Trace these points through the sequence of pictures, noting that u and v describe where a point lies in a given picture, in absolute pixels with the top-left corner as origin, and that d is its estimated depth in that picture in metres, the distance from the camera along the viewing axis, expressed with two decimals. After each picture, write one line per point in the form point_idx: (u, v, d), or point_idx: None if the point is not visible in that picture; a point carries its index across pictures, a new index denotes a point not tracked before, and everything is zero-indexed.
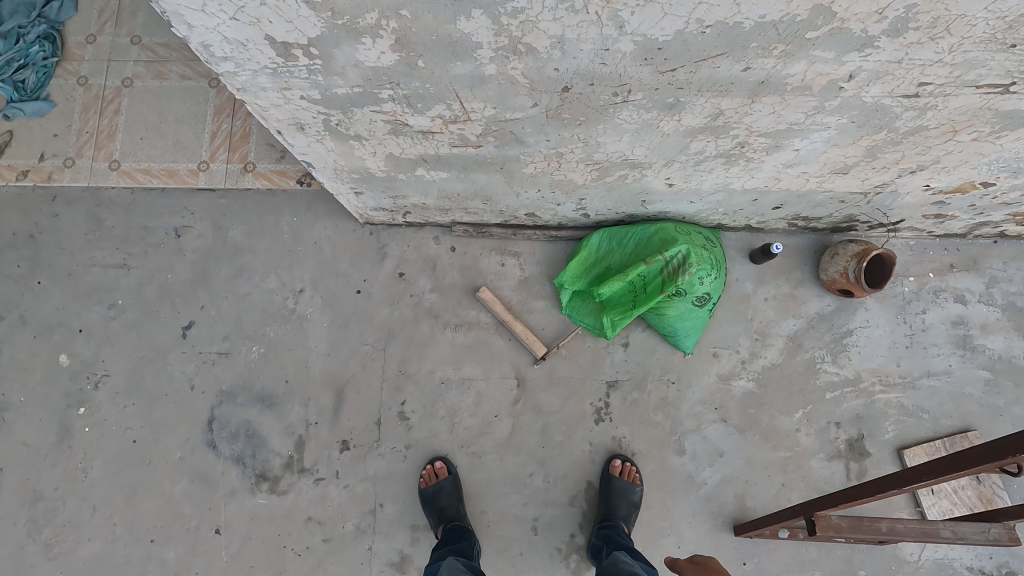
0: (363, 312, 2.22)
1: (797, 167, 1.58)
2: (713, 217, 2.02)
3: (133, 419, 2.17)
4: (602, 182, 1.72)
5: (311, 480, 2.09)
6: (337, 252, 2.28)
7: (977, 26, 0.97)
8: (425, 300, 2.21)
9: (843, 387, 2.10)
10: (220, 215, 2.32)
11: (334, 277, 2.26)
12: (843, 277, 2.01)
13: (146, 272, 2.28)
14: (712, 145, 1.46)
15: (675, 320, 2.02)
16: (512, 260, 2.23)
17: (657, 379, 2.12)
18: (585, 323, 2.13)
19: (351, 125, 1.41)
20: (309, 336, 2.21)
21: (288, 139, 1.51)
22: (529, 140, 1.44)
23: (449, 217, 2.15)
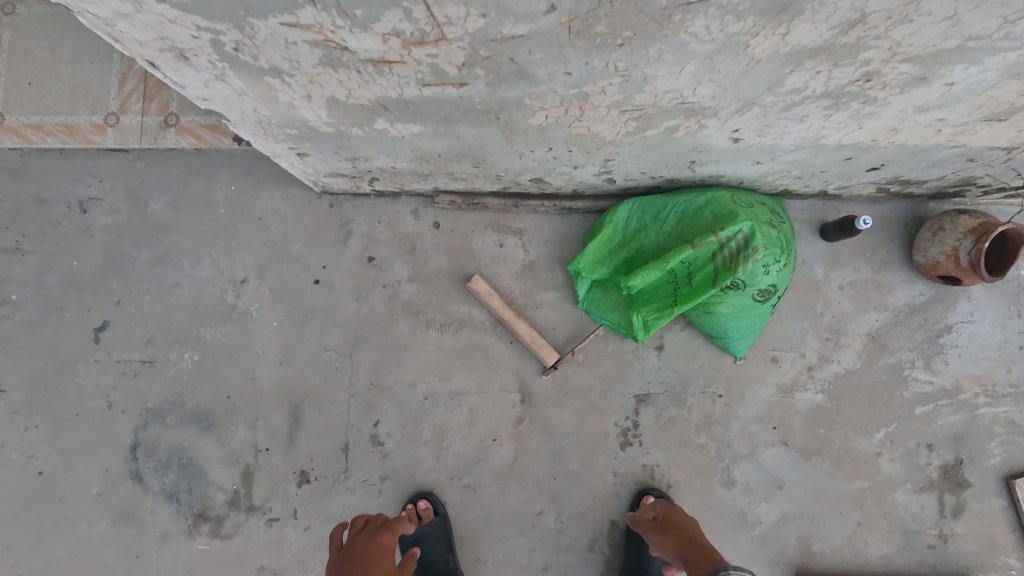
0: (323, 308, 1.74)
1: (933, 110, 1.07)
2: (782, 181, 1.51)
3: (37, 445, 1.72)
4: (639, 136, 1.22)
5: (263, 521, 1.67)
6: (288, 230, 1.77)
7: None
8: (402, 292, 1.73)
9: (938, 399, 1.64)
10: (137, 183, 1.80)
11: (286, 263, 1.76)
12: (949, 262, 1.53)
13: (45, 258, 1.78)
14: (824, 76, 0.96)
15: (726, 320, 1.55)
16: (513, 240, 1.74)
17: (700, 390, 1.67)
18: (607, 320, 1.65)
19: (259, 52, 0.92)
20: (257, 340, 1.74)
21: (172, 74, 1.02)
22: (540, 73, 0.95)
23: (429, 185, 1.64)
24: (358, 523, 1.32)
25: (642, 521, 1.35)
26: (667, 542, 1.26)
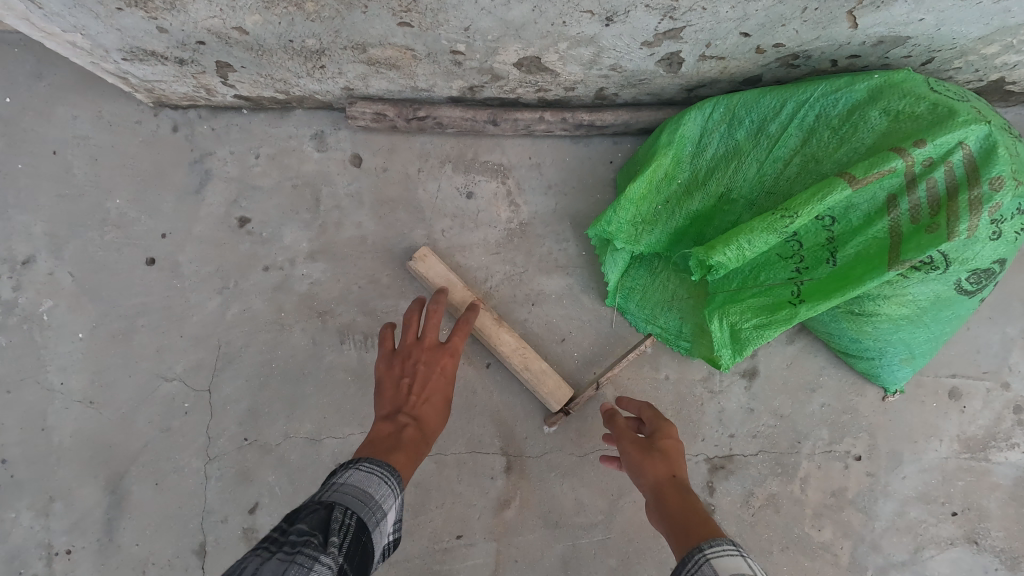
0: (162, 305, 1.00)
1: None
2: (1007, 56, 0.79)
3: None
4: None
5: None
6: (102, 171, 1.02)
7: None
8: (298, 277, 0.99)
9: None
10: None
11: (98, 228, 1.02)
12: None
13: None
14: None
15: (890, 329, 0.82)
16: (489, 185, 1.00)
17: (821, 448, 0.94)
18: (659, 328, 0.93)
19: None
20: (46, 362, 1.00)
21: None
22: None
23: (335, 81, 0.90)
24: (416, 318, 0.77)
25: (611, 419, 0.71)
26: (645, 466, 0.62)
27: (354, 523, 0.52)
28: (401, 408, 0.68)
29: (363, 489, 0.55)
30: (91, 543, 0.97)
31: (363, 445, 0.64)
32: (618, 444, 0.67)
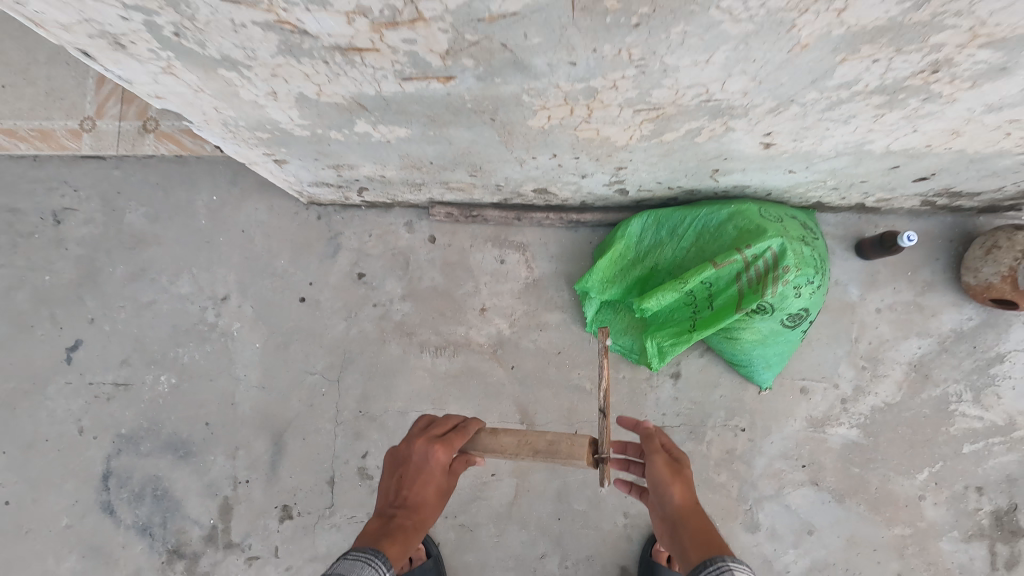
0: (309, 327, 1.60)
1: (1005, 110, 0.90)
2: (813, 192, 1.34)
3: (4, 473, 1.61)
4: (656, 143, 1.07)
5: (241, 559, 1.54)
6: (273, 243, 1.64)
7: None
8: (394, 311, 1.59)
9: (988, 437, 1.47)
10: (113, 193, 1.68)
11: (270, 279, 1.63)
12: (1005, 284, 1.35)
13: (16, 272, 1.67)
14: (877, 70, 0.78)
15: (752, 347, 1.39)
16: (514, 255, 1.59)
17: (721, 423, 1.50)
18: (619, 345, 1.49)
19: (205, 36, 0.75)
20: (236, 362, 1.60)
21: (122, 71, 0.86)
22: (537, 64, 0.79)
23: (424, 196, 1.51)
24: (427, 420, 1.11)
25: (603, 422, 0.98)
26: (676, 490, 0.96)
27: None
28: (391, 505, 1.03)
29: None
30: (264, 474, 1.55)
31: (362, 537, 0.99)
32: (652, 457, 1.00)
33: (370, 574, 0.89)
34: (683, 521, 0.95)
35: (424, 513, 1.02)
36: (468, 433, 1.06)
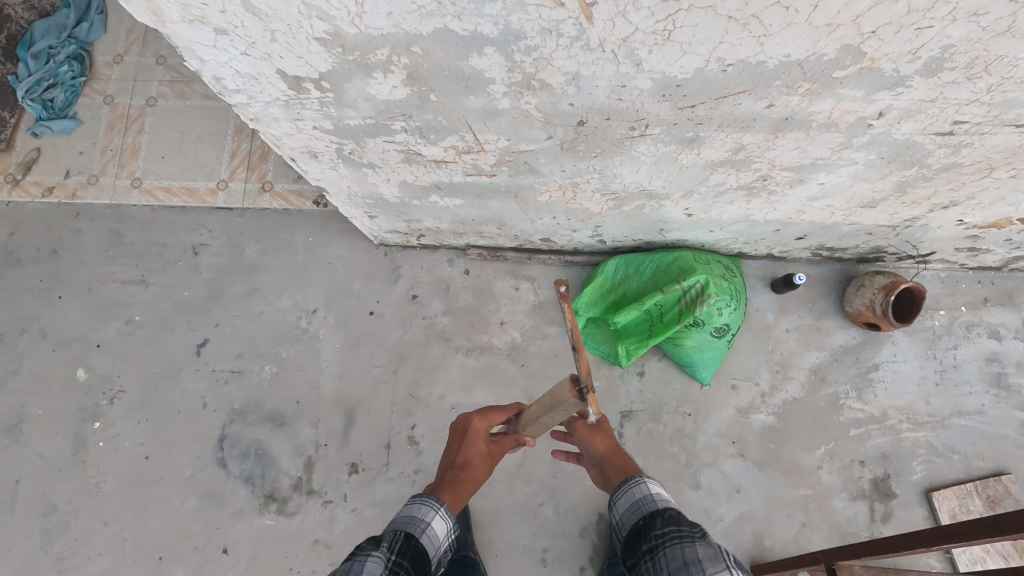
0: (374, 333, 2.19)
1: (821, 200, 1.51)
2: (733, 244, 1.95)
3: (146, 435, 2.19)
4: (617, 211, 1.69)
5: (319, 502, 2.07)
6: (351, 272, 2.25)
7: (1019, 67, 0.91)
8: (438, 323, 2.18)
9: (868, 424, 2.02)
10: (237, 233, 2.32)
11: (348, 298, 2.23)
12: (869, 311, 1.95)
13: (163, 288, 2.29)
14: (733, 178, 1.40)
15: (692, 351, 1.96)
16: (526, 284, 2.19)
17: (673, 409, 2.06)
18: (600, 350, 2.07)
19: (363, 154, 1.39)
20: (320, 357, 2.18)
21: (302, 166, 1.49)
22: (544, 170, 1.41)
23: (463, 241, 2.13)
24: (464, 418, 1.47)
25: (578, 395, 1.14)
26: (600, 443, 1.44)
27: (403, 535, 1.06)
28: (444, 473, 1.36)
29: (418, 516, 1.14)
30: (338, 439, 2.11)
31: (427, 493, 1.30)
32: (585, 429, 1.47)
33: (427, 511, 1.16)
34: (609, 464, 1.39)
35: (472, 472, 1.35)
36: (507, 412, 1.44)
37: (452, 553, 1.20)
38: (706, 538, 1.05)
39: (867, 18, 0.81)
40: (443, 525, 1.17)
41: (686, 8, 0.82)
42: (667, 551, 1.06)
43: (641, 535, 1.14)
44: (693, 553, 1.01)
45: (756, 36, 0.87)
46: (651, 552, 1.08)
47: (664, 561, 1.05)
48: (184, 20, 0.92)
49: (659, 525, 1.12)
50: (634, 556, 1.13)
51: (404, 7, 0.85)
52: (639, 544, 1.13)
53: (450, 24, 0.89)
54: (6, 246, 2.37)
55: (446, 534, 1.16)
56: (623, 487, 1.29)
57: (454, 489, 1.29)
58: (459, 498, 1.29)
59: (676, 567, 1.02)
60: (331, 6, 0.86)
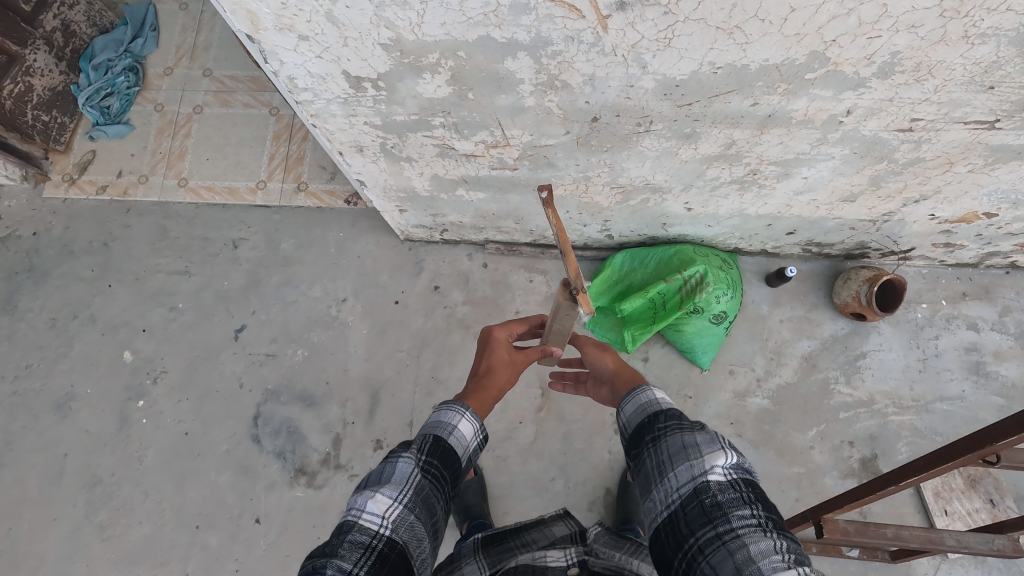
0: (398, 320, 2.36)
1: (806, 194, 1.70)
2: (730, 240, 2.14)
3: (186, 413, 2.33)
4: (624, 205, 1.88)
5: (345, 476, 2.18)
6: (378, 264, 2.44)
7: (956, 70, 1.12)
8: (457, 311, 2.34)
9: (857, 408, 2.15)
10: (273, 229, 2.53)
11: (374, 288, 2.41)
12: (855, 301, 2.12)
13: (205, 278, 2.49)
14: (726, 172, 1.59)
15: (692, 337, 2.12)
16: (539, 277, 2.37)
17: (676, 391, 2.20)
18: (606, 337, 2.21)
19: (403, 148, 1.59)
20: (348, 342, 2.35)
21: (346, 159, 1.70)
22: (561, 164, 1.61)
23: (482, 236, 2.32)
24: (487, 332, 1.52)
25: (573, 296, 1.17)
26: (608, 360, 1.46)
27: (431, 438, 1.16)
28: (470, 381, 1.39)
29: (445, 420, 1.21)
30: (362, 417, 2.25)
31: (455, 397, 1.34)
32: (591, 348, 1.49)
33: (454, 415, 1.22)
34: (619, 379, 1.40)
35: (495, 378, 1.38)
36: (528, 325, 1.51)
37: (484, 448, 1.27)
38: (705, 430, 1.06)
39: (828, 29, 1.03)
40: (470, 427, 1.23)
41: (683, 20, 1.03)
42: (668, 439, 1.07)
43: (643, 429, 1.15)
44: (692, 439, 1.03)
45: (740, 44, 1.08)
46: (653, 441, 1.10)
47: (665, 448, 1.06)
48: (276, 28, 1.13)
49: (661, 420, 1.12)
50: (636, 446, 1.14)
51: (456, 18, 1.06)
52: (641, 436, 1.14)
53: (491, 32, 1.10)
54: (63, 239, 2.58)
55: (472, 435, 1.22)
56: (629, 393, 1.27)
57: (478, 395, 1.33)
58: (482, 403, 1.32)
59: (675, 451, 1.04)
60: (397, 17, 1.07)
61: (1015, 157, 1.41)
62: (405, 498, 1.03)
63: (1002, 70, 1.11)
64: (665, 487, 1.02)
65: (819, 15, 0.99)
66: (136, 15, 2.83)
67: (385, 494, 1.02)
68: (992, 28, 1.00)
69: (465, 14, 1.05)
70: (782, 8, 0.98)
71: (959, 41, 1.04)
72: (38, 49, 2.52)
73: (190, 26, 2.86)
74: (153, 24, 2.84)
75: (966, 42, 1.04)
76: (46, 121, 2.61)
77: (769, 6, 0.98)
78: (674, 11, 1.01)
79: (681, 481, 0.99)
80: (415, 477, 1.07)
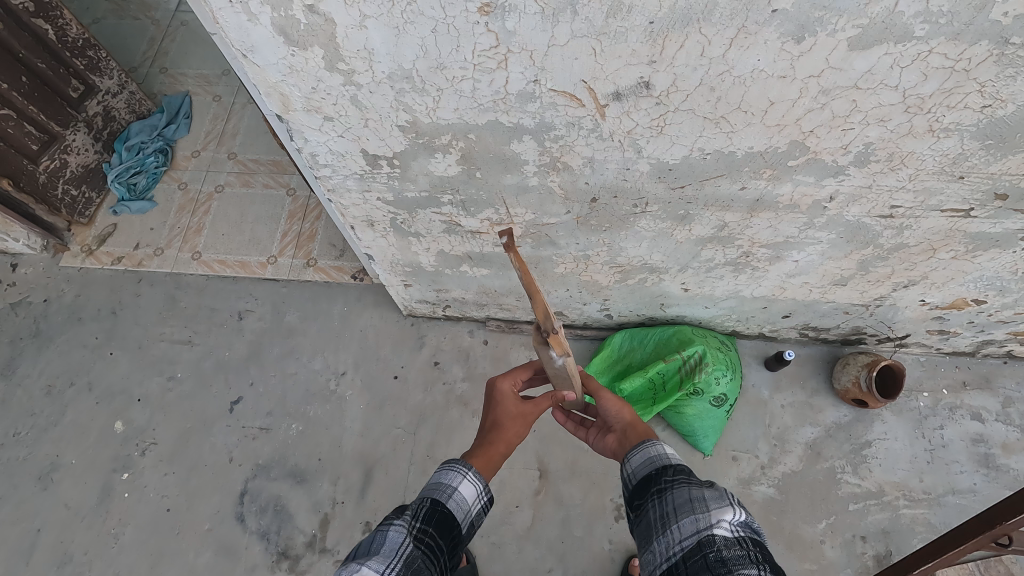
0: (397, 395, 2.34)
1: (798, 277, 1.76)
2: (727, 322, 2.18)
3: (171, 487, 2.24)
4: (623, 284, 1.93)
5: (330, 561, 2.06)
6: (380, 339, 2.46)
7: (926, 161, 1.22)
8: (457, 387, 2.33)
9: (866, 499, 2.06)
10: (280, 301, 2.59)
11: (375, 362, 2.41)
12: (855, 386, 2.11)
13: (208, 348, 2.51)
14: (720, 254, 1.66)
15: (693, 420, 2.09)
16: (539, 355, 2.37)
17: None
18: None
19: (412, 223, 1.68)
20: (345, 417, 2.31)
21: (357, 233, 1.79)
22: (562, 242, 1.68)
23: (484, 313, 2.35)
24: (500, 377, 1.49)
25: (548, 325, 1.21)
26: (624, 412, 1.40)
27: (429, 502, 1.14)
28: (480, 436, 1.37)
29: (445, 482, 1.19)
30: (353, 497, 2.16)
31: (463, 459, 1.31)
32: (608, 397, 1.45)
33: (455, 476, 1.20)
34: (632, 431, 1.34)
35: (503, 433, 1.36)
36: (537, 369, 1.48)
37: (489, 512, 1.23)
38: (713, 486, 1.03)
39: (805, 121, 1.14)
40: (472, 489, 1.20)
41: (673, 110, 1.14)
42: (674, 492, 1.05)
43: (649, 481, 1.13)
44: (699, 493, 1.01)
45: (726, 133, 1.19)
46: (658, 493, 1.08)
47: (670, 500, 1.04)
48: (304, 109, 1.25)
49: (668, 474, 1.10)
50: (640, 498, 1.12)
51: (468, 104, 1.18)
52: (646, 488, 1.12)
53: (499, 118, 1.21)
54: (72, 305, 2.64)
55: (475, 497, 1.19)
56: (639, 446, 1.25)
57: (484, 453, 1.31)
58: (490, 462, 1.29)
59: (681, 504, 1.02)
60: (415, 102, 1.19)
61: (994, 244, 1.49)
62: (393, 570, 0.97)
63: (968, 162, 1.21)
64: (667, 539, 0.99)
65: (796, 108, 1.11)
66: (173, 104, 3.09)
67: (374, 565, 0.97)
68: (953, 123, 1.11)
69: (476, 101, 1.17)
70: (762, 101, 1.10)
71: (926, 134, 1.14)
72: (78, 130, 2.72)
73: (221, 115, 3.09)
74: (187, 112, 3.07)
75: (932, 135, 1.15)
76: (75, 195, 2.76)
77: (751, 100, 1.10)
78: (665, 102, 1.12)
79: (685, 534, 0.97)
80: (407, 545, 1.03)
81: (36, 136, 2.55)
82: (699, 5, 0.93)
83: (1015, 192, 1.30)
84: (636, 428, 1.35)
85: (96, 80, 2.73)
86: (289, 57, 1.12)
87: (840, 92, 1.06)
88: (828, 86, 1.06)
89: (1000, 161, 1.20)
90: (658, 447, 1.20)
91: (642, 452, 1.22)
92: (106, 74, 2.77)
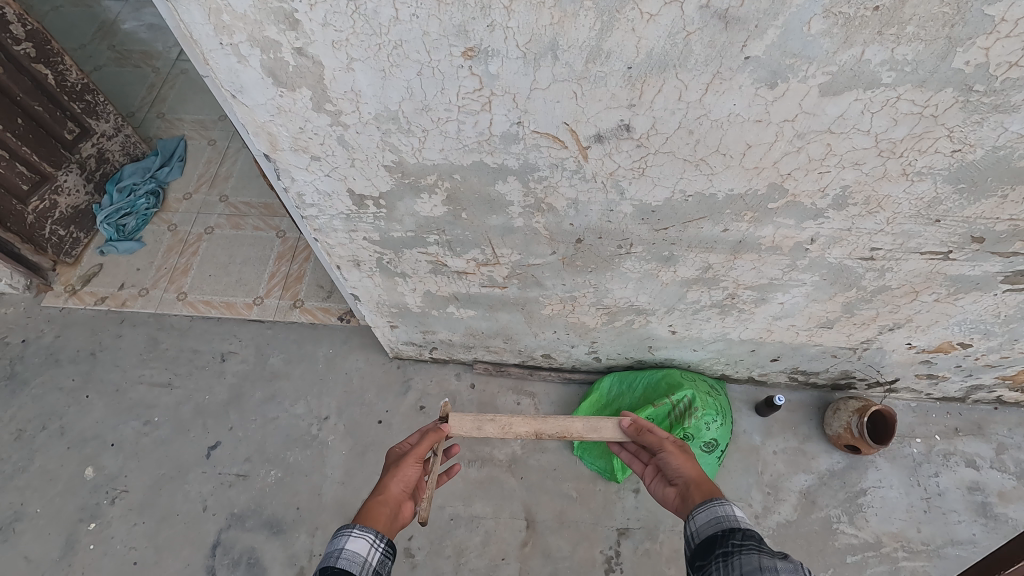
0: (381, 441, 2.27)
1: (784, 320, 1.76)
2: (716, 366, 2.16)
3: (140, 538, 2.13)
4: (611, 327, 1.92)
5: None
6: (365, 383, 2.41)
7: (902, 204, 1.24)
8: None
9: (864, 551, 1.99)
10: (265, 343, 2.55)
11: (359, 406, 2.36)
12: (847, 432, 2.08)
13: (187, 392, 2.44)
14: (706, 295, 1.67)
15: None
16: (527, 399, 2.31)
17: (669, 528, 2.04)
18: (596, 465, 2.14)
19: (399, 263, 1.68)
20: (326, 463, 2.23)
21: (343, 274, 1.78)
22: (548, 283, 1.68)
23: (471, 355, 2.31)
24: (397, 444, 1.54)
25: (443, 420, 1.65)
26: (687, 467, 1.37)
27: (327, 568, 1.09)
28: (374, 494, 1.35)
29: (332, 549, 1.14)
30: None
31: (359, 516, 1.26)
32: (667, 450, 1.43)
33: (344, 536, 1.17)
34: (695, 487, 1.30)
35: (387, 487, 1.35)
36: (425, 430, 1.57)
37: (393, 557, 1.18)
38: (786, 558, 0.99)
39: (782, 163, 1.16)
40: (362, 542, 1.15)
41: (654, 152, 1.17)
42: (741, 558, 1.02)
43: (714, 541, 1.09)
44: (771, 563, 0.97)
45: (706, 175, 1.21)
46: (724, 557, 1.04)
47: (737, 566, 1.01)
48: (292, 149, 1.26)
49: (737, 537, 1.07)
50: (703, 558, 1.08)
51: (453, 145, 1.20)
52: (710, 549, 1.08)
53: (484, 158, 1.23)
54: (50, 347, 2.58)
55: (368, 548, 1.15)
56: (704, 503, 1.21)
57: (367, 512, 1.27)
58: (374, 516, 1.26)
59: (750, 570, 0.98)
60: (401, 143, 1.21)
61: (975, 288, 1.51)
62: None
63: (943, 205, 1.24)
64: None
65: (772, 151, 1.14)
66: (167, 147, 3.13)
67: None
68: (926, 167, 1.14)
69: (461, 141, 1.19)
70: (739, 145, 1.13)
71: (900, 177, 1.17)
72: (70, 171, 2.73)
73: (215, 158, 3.13)
74: (181, 155, 3.12)
75: (906, 178, 1.18)
76: (62, 235, 2.75)
77: (728, 143, 1.13)
78: (646, 144, 1.15)
79: None
80: None
81: (27, 177, 2.56)
82: (674, 51, 0.97)
83: (991, 236, 1.32)
84: (698, 485, 1.30)
85: (92, 123, 2.77)
86: (277, 98, 1.14)
87: (815, 136, 1.10)
88: (803, 130, 1.09)
89: (974, 205, 1.23)
90: (728, 504, 1.17)
91: (710, 508, 1.18)
92: (102, 118, 2.82)
